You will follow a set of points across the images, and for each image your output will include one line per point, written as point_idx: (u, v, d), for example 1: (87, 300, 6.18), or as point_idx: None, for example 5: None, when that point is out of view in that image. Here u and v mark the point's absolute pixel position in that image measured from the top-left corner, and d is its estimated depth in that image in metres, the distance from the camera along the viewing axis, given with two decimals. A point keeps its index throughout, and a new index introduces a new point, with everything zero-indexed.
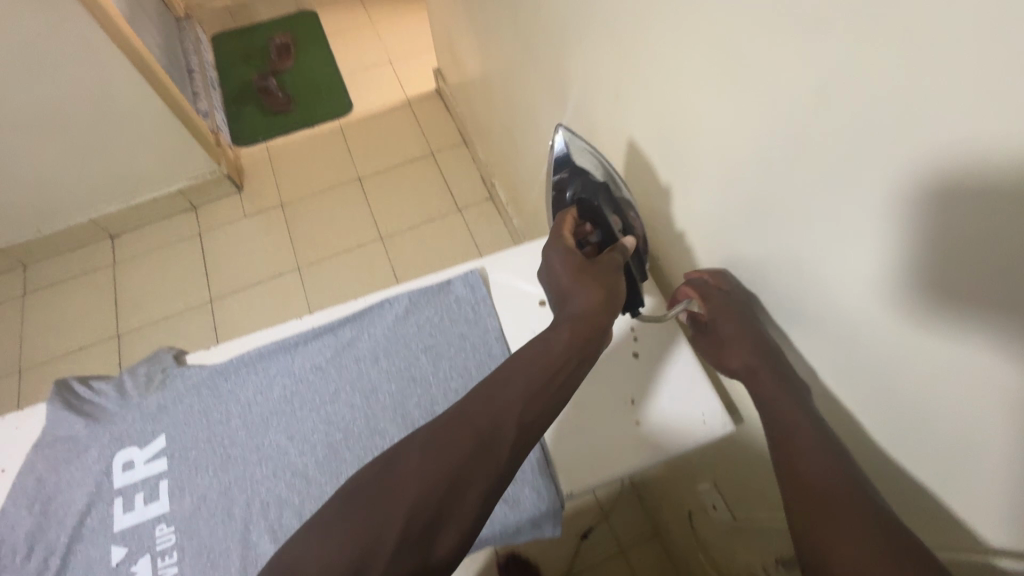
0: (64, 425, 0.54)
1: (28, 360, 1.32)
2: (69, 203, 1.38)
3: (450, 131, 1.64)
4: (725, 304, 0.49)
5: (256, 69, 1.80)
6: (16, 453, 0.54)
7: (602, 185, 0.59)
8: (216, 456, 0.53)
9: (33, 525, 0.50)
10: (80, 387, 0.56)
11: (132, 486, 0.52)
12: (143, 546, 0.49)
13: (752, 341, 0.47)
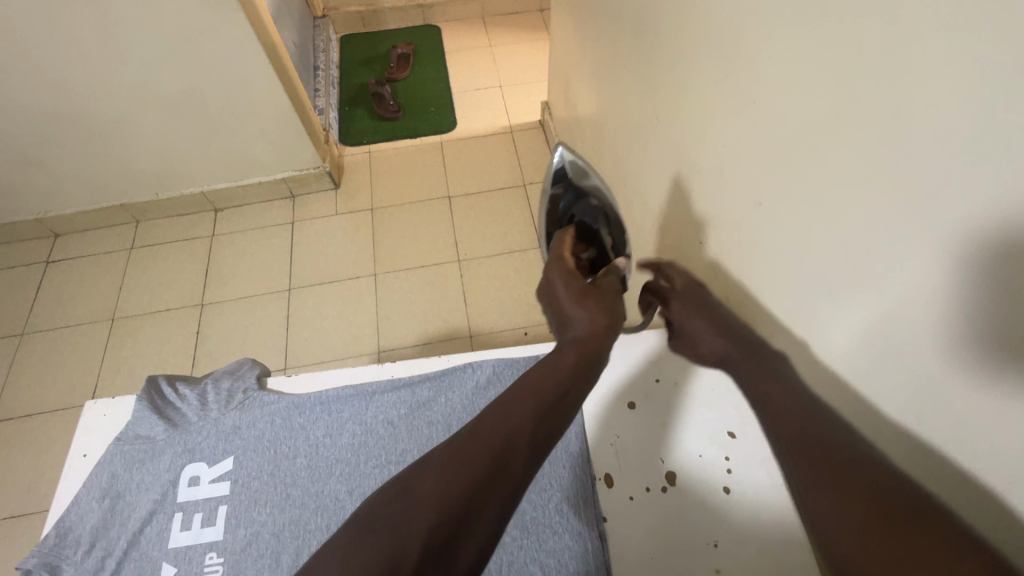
0: (145, 425, 0.55)
1: (122, 311, 1.42)
2: (187, 174, 1.48)
3: (545, 166, 1.63)
4: (696, 297, 0.57)
5: (374, 74, 1.88)
6: (99, 440, 0.56)
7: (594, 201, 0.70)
8: (276, 492, 0.53)
9: (99, 520, 0.51)
10: (169, 387, 0.58)
11: (194, 504, 0.52)
12: (191, 570, 0.49)
13: (722, 325, 0.53)
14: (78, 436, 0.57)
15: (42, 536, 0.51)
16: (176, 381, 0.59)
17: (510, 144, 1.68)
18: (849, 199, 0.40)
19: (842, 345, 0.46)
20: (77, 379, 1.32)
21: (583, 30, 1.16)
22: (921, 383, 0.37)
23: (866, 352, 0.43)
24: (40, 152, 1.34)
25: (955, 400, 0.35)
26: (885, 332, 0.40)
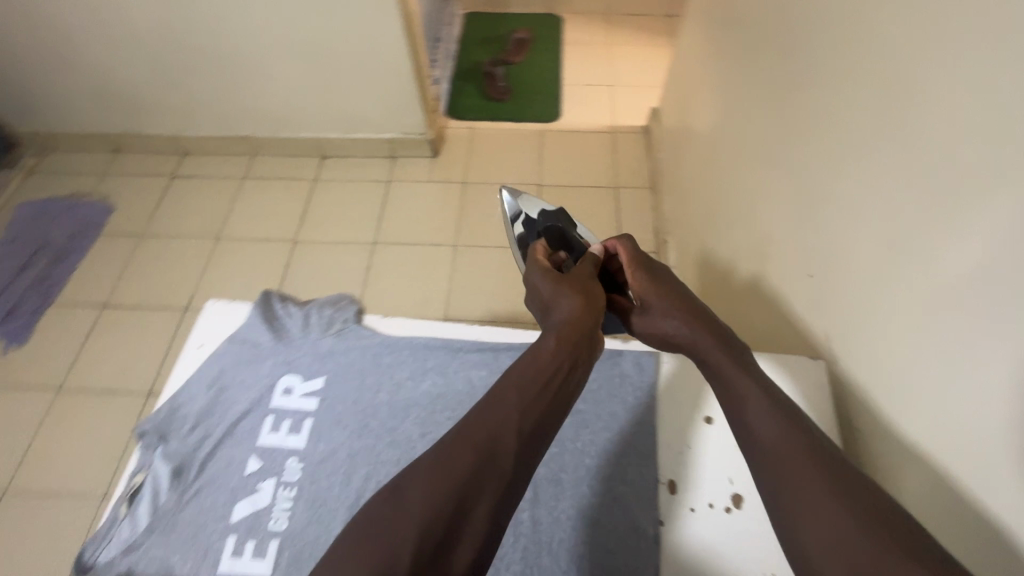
0: (255, 332, 0.61)
1: (225, 233, 1.55)
2: (305, 119, 1.58)
3: (641, 173, 1.61)
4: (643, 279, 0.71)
5: (490, 54, 1.92)
6: (215, 336, 0.62)
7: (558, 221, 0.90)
8: (357, 418, 0.57)
9: (204, 405, 0.57)
10: (278, 304, 0.64)
11: (285, 411, 0.57)
12: (273, 469, 0.54)
13: (673, 305, 0.66)
14: (196, 327, 0.63)
15: (155, 407, 0.58)
16: (286, 298, 0.65)
17: (609, 145, 1.67)
18: (911, 278, 0.53)
19: (892, 390, 0.57)
20: (178, 285, 1.46)
21: (717, 42, 1.13)
22: (952, 419, 0.49)
23: (910, 393, 0.54)
24: (188, 77, 1.47)
25: (972, 439, 0.47)
26: (923, 382, 0.52)
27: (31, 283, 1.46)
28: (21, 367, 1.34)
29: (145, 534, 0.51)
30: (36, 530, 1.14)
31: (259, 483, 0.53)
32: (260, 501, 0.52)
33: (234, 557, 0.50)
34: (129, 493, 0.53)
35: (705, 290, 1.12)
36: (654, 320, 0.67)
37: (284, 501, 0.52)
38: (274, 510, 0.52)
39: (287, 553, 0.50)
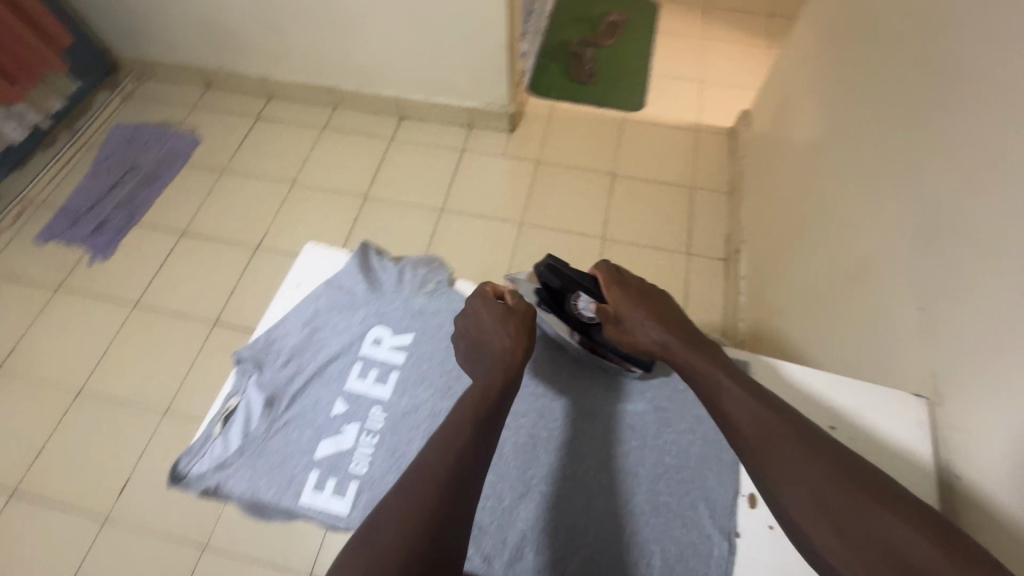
0: (352, 279, 0.62)
1: (300, 180, 1.59)
2: (390, 78, 1.59)
3: (720, 176, 1.55)
4: (619, 291, 0.66)
5: (580, 34, 1.87)
6: (312, 279, 0.64)
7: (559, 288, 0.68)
8: (443, 378, 0.58)
9: (298, 343, 0.59)
10: (375, 255, 0.65)
11: (372, 359, 0.59)
12: (358, 414, 0.56)
13: (645, 309, 0.64)
14: (296, 266, 0.66)
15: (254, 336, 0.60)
16: (383, 250, 0.66)
17: (690, 143, 1.61)
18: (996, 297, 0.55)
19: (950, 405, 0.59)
20: (251, 223, 1.51)
21: (837, 50, 1.07)
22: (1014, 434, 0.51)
23: (971, 410, 0.56)
24: (286, 22, 1.49)
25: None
26: (987, 399, 0.54)
27: (119, 202, 1.54)
28: (103, 278, 1.43)
29: (238, 455, 0.54)
30: (103, 431, 1.22)
31: (344, 425, 0.56)
32: (344, 444, 0.55)
33: (317, 492, 0.53)
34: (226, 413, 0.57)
35: (778, 306, 1.08)
36: (629, 326, 0.64)
37: (366, 446, 0.55)
38: (357, 454, 0.54)
39: (367, 499, 0.52)
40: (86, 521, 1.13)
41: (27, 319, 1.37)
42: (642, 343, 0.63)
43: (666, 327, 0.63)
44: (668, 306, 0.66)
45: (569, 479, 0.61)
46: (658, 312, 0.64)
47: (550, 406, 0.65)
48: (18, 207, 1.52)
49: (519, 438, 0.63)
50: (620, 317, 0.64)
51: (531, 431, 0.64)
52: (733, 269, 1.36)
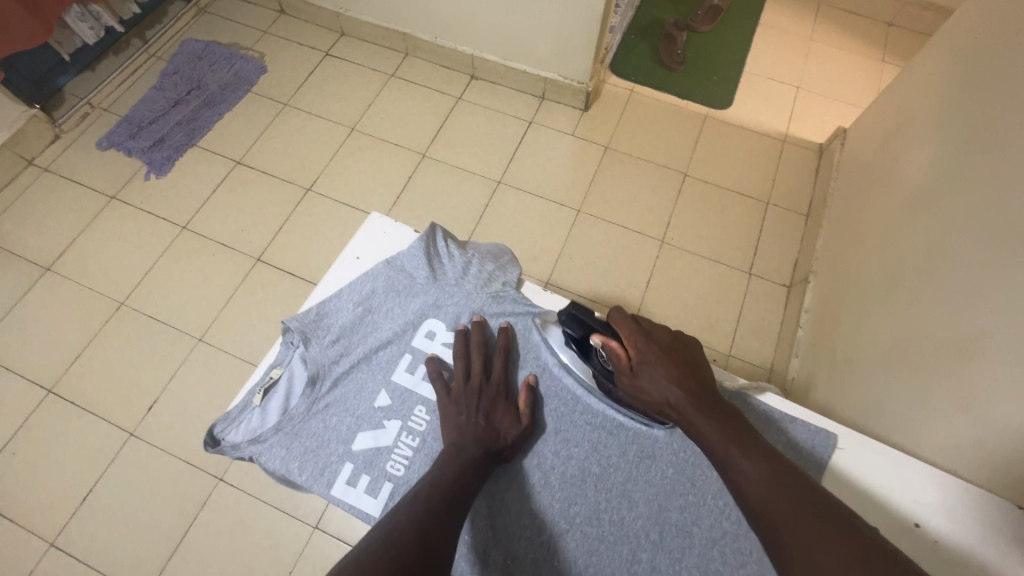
0: (412, 262, 0.65)
1: (360, 126, 1.54)
2: (468, 33, 1.50)
3: (801, 194, 1.43)
4: (642, 340, 0.61)
5: (676, 14, 1.73)
6: (376, 256, 0.69)
7: (578, 341, 0.63)
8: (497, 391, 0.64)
9: (349, 321, 0.63)
10: (447, 238, 0.69)
11: (422, 354, 0.63)
12: (401, 411, 0.61)
13: (665, 366, 0.58)
14: (357, 239, 0.70)
15: (304, 308, 0.64)
16: (447, 234, 0.68)
17: (775, 153, 1.49)
18: None
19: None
20: (306, 164, 1.48)
21: (980, 84, 0.93)
22: None
23: None
24: None
25: None
26: None
27: (180, 120, 1.53)
28: (157, 196, 1.43)
29: (273, 432, 0.59)
30: (138, 348, 1.24)
31: (387, 418, 0.60)
32: (381, 439, 0.59)
33: (349, 480, 0.57)
34: (265, 386, 0.61)
35: (845, 352, 1.00)
36: (644, 382, 0.58)
37: (405, 446, 0.59)
38: (395, 454, 0.59)
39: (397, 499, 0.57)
40: (114, 432, 1.16)
41: (81, 224, 1.38)
42: (658, 404, 0.58)
43: (686, 388, 0.57)
44: (694, 367, 0.60)
45: (615, 526, 0.58)
46: (680, 371, 0.58)
47: (607, 439, 0.62)
48: (84, 109, 1.53)
49: (569, 469, 0.61)
50: (636, 373, 0.59)
51: (584, 464, 0.61)
52: (797, 298, 1.27)
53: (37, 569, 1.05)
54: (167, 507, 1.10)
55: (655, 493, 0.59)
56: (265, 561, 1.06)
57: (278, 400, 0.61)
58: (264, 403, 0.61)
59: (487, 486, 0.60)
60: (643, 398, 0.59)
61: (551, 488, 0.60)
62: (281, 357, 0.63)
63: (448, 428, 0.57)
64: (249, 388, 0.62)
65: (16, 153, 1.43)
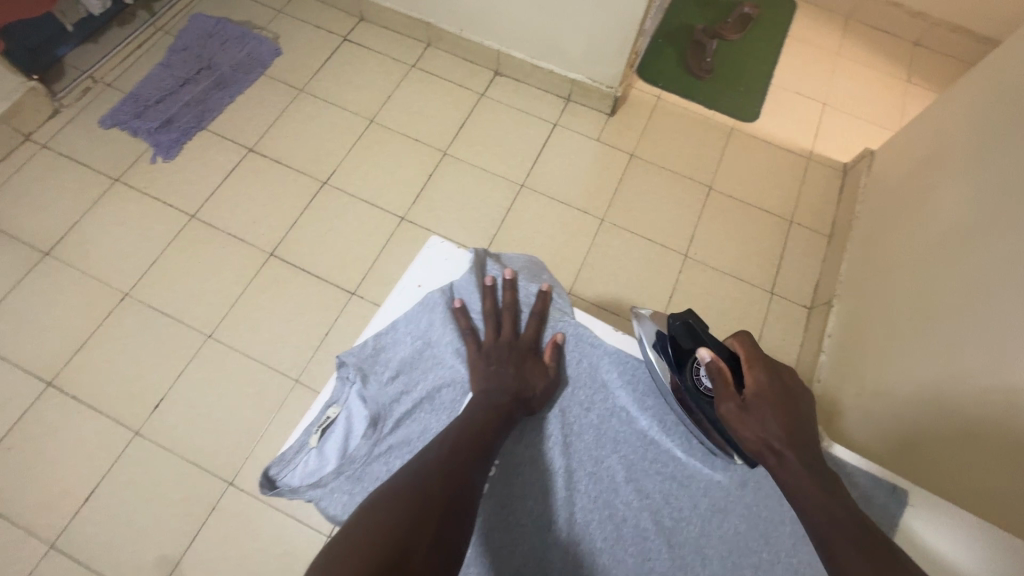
0: (468, 295, 0.72)
1: (379, 118, 1.48)
2: (496, 28, 1.45)
3: (824, 214, 1.43)
4: (761, 375, 0.61)
5: (705, 20, 1.70)
6: (433, 282, 0.75)
7: (685, 363, 0.66)
8: (563, 435, 0.67)
9: (407, 356, 0.69)
10: (490, 261, 0.76)
11: None
12: None
13: (779, 414, 0.58)
14: (412, 269, 0.75)
15: (360, 343, 0.68)
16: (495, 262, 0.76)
17: (799, 170, 1.48)
18: None
19: None
20: (322, 155, 1.42)
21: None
22: None
23: None
24: None
25: None
26: None
27: (189, 101, 1.45)
28: (163, 181, 1.36)
29: (333, 476, 0.63)
30: (142, 342, 1.19)
31: None
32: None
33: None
34: (323, 426, 0.65)
35: (874, 383, 1.00)
36: (751, 420, 0.58)
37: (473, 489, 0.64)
38: None
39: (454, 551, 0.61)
40: (118, 430, 1.11)
41: (81, 207, 1.31)
42: (756, 442, 0.58)
43: (789, 439, 0.57)
44: (804, 414, 0.60)
45: None
46: (792, 420, 0.58)
47: (677, 490, 0.65)
48: (86, 84, 1.44)
49: (641, 521, 0.63)
50: (746, 405, 0.59)
51: (657, 518, 0.64)
52: (818, 321, 1.27)
53: (35, 572, 1.01)
54: (173, 510, 1.06)
55: (720, 546, 0.62)
56: (277, 570, 1.03)
57: (335, 440, 0.66)
58: (321, 444, 0.66)
59: (536, 478, 0.65)
60: (742, 432, 0.59)
61: (624, 541, 0.63)
62: (336, 395, 0.67)
63: (477, 377, 0.66)
64: (304, 429, 0.66)
65: (12, 127, 1.34)
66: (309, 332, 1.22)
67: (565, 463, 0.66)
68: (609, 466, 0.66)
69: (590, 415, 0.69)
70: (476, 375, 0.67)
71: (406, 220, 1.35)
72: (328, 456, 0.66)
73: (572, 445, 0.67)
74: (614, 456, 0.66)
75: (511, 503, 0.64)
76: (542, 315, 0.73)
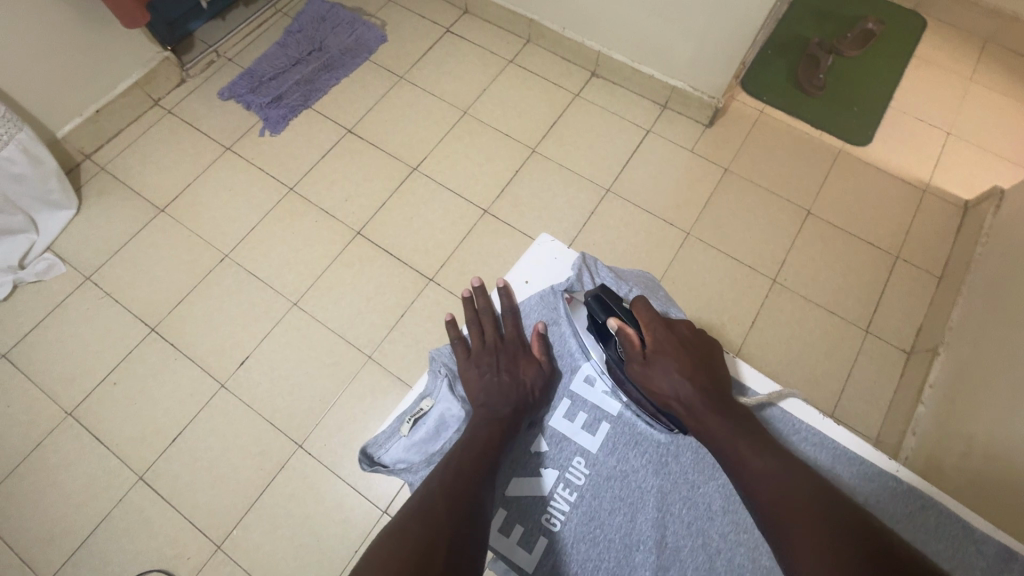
0: (541, 309, 0.81)
1: (473, 110, 1.50)
2: (600, 29, 1.43)
3: (936, 253, 1.31)
4: (660, 331, 0.69)
5: (821, 34, 1.60)
6: (539, 280, 0.83)
7: (597, 327, 0.74)
8: (657, 455, 0.71)
9: None
10: (604, 267, 0.82)
11: (581, 401, 0.75)
12: (563, 462, 0.71)
13: (679, 361, 0.67)
14: (516, 269, 0.84)
15: (450, 346, 0.81)
16: (596, 266, 0.81)
17: (911, 203, 1.37)
18: None
19: None
20: (415, 141, 1.46)
21: None
22: None
23: None
24: None
25: None
26: None
27: (299, 79, 1.53)
28: (269, 152, 1.45)
29: (425, 464, 0.71)
30: (235, 302, 1.27)
31: (554, 466, 0.71)
32: (538, 489, 0.70)
33: (504, 528, 0.68)
34: (416, 416, 0.72)
35: (986, 447, 0.90)
36: (655, 373, 0.67)
37: (571, 490, 0.70)
38: (556, 502, 0.69)
39: (553, 554, 0.67)
40: (207, 380, 1.20)
41: (196, 170, 1.42)
42: (665, 394, 0.67)
43: (694, 383, 0.66)
44: (708, 359, 0.69)
45: None
46: (692, 367, 0.67)
47: None
48: (210, 57, 1.56)
49: (738, 555, 0.65)
50: (649, 361, 0.68)
51: (754, 555, 0.65)
52: (919, 369, 1.16)
53: (125, 499, 1.10)
54: (247, 464, 1.13)
55: None
56: (335, 535, 1.07)
57: (426, 431, 0.72)
58: (412, 431, 0.72)
59: (631, 495, 0.69)
60: (654, 390, 0.68)
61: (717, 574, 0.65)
62: (429, 389, 0.75)
63: (475, 389, 0.74)
64: (398, 417, 0.73)
65: (146, 92, 1.47)
66: (386, 311, 1.26)
67: (658, 483, 0.69)
68: (705, 493, 0.69)
69: (688, 438, 0.71)
70: (473, 382, 0.75)
71: (489, 213, 1.37)
72: (417, 446, 0.73)
73: (667, 466, 0.70)
74: (712, 483, 0.69)
75: (602, 514, 0.69)
76: (516, 311, 0.81)
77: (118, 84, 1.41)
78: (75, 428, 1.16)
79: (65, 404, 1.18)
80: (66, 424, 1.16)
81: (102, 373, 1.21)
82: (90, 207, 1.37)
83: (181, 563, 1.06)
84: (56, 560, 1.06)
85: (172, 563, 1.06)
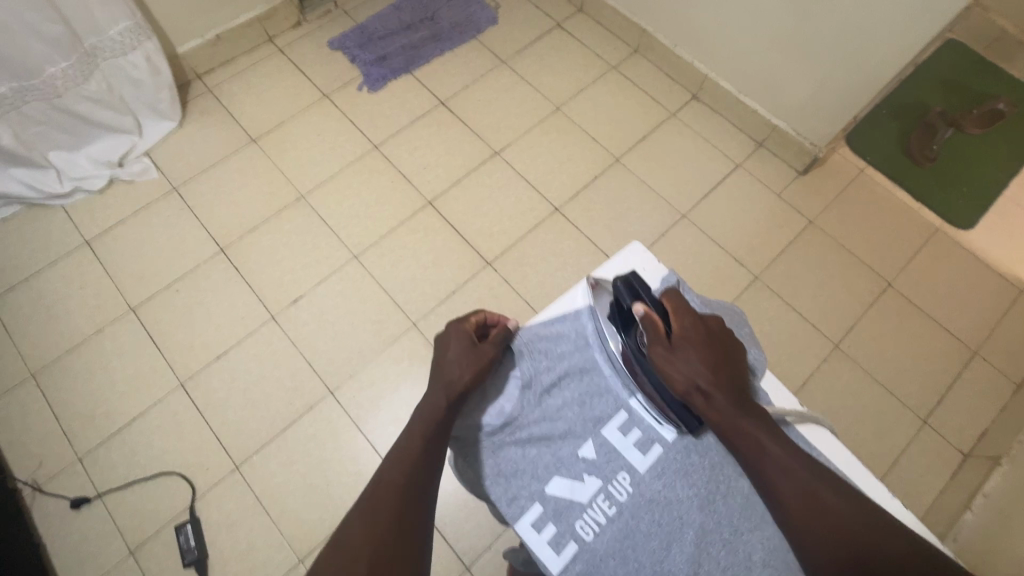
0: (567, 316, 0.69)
1: (566, 107, 1.50)
2: (715, 53, 1.40)
3: (1019, 359, 1.22)
4: (687, 321, 0.62)
5: (945, 105, 1.52)
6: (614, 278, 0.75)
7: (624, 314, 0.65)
8: (709, 490, 0.61)
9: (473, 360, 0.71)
10: (690, 290, 0.73)
11: (626, 415, 0.64)
12: (604, 474, 0.62)
13: (704, 352, 0.60)
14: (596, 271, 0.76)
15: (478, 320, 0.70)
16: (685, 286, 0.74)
17: (1004, 300, 1.28)
18: None
19: None
20: (502, 126, 1.47)
21: None
22: None
23: None
24: None
25: None
26: None
27: (405, 44, 1.57)
28: (363, 108, 1.49)
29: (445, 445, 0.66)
30: (303, 243, 1.32)
31: (591, 475, 0.62)
32: (577, 494, 0.61)
33: (536, 523, 0.61)
34: None
35: None
36: (679, 362, 0.59)
37: (605, 507, 0.61)
38: (590, 515, 0.60)
39: (581, 565, 0.59)
40: (261, 309, 1.25)
41: (292, 110, 1.48)
42: (686, 387, 0.59)
43: (716, 380, 0.58)
44: (729, 359, 0.61)
45: None
46: (717, 361, 0.60)
47: None
48: (328, 6, 1.61)
49: None
50: (674, 347, 0.60)
51: None
52: (973, 476, 1.09)
53: (164, 401, 1.16)
54: (278, 397, 1.17)
55: None
56: (346, 485, 1.10)
57: None
58: None
59: (670, 527, 0.60)
60: (674, 382, 0.59)
61: None
62: None
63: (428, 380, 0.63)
64: None
65: (263, 28, 1.54)
66: (440, 284, 1.27)
67: (702, 521, 0.60)
68: (749, 542, 0.59)
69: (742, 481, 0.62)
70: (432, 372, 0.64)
71: (559, 211, 1.36)
72: None
73: (716, 506, 0.61)
74: (757, 534, 0.59)
75: (637, 536, 0.59)
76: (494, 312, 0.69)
77: (242, 14, 1.48)
78: (134, 325, 1.23)
79: (130, 299, 1.25)
80: (127, 318, 1.23)
81: (168, 280, 1.27)
82: (191, 122, 1.45)
83: (199, 473, 1.11)
84: (92, 441, 1.12)
85: (192, 470, 1.11)
